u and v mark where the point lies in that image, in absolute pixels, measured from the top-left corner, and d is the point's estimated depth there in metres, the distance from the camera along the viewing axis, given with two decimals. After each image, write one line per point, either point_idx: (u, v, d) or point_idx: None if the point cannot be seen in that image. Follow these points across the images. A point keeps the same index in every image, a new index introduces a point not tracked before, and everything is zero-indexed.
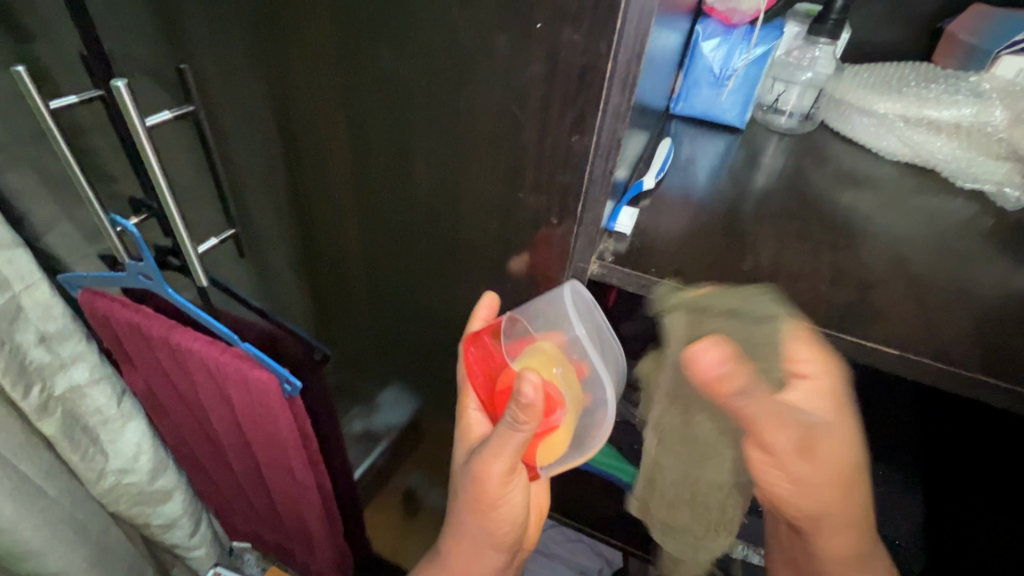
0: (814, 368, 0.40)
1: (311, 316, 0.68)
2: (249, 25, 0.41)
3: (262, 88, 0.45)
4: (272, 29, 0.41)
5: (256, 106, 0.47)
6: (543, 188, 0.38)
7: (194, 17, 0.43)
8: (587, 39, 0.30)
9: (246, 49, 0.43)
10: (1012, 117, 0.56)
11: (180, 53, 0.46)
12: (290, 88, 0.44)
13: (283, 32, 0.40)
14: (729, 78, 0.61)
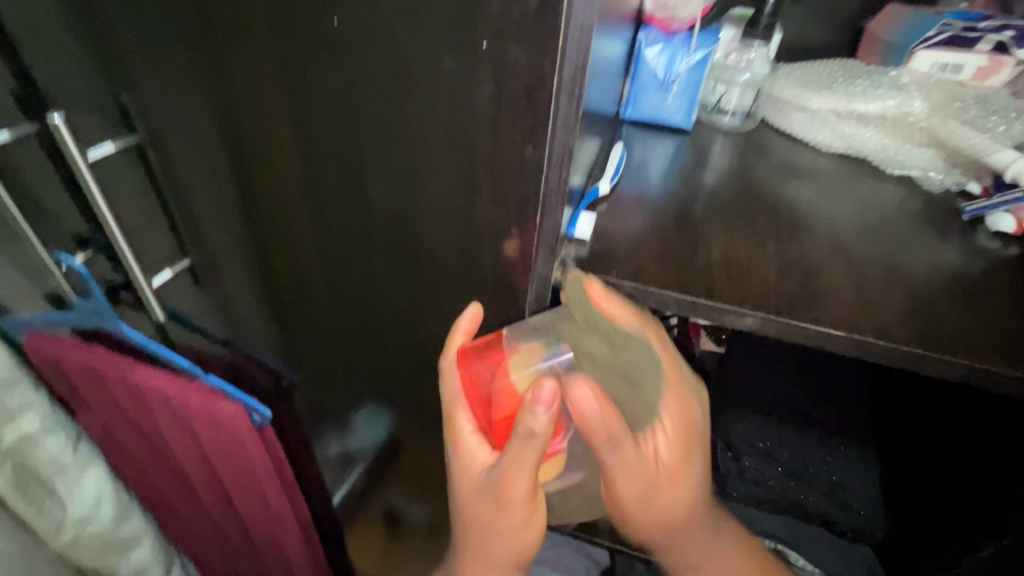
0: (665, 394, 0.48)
1: (276, 342, 0.66)
2: (189, 51, 0.41)
3: (209, 118, 0.45)
4: (217, 60, 0.41)
5: (204, 135, 0.46)
6: (501, 200, 0.39)
7: (133, 51, 0.42)
8: (531, 57, 0.32)
9: (190, 80, 0.43)
10: (930, 107, 0.60)
11: (117, 84, 0.45)
12: (237, 111, 0.43)
13: (226, 57, 0.40)
14: (673, 82, 0.64)
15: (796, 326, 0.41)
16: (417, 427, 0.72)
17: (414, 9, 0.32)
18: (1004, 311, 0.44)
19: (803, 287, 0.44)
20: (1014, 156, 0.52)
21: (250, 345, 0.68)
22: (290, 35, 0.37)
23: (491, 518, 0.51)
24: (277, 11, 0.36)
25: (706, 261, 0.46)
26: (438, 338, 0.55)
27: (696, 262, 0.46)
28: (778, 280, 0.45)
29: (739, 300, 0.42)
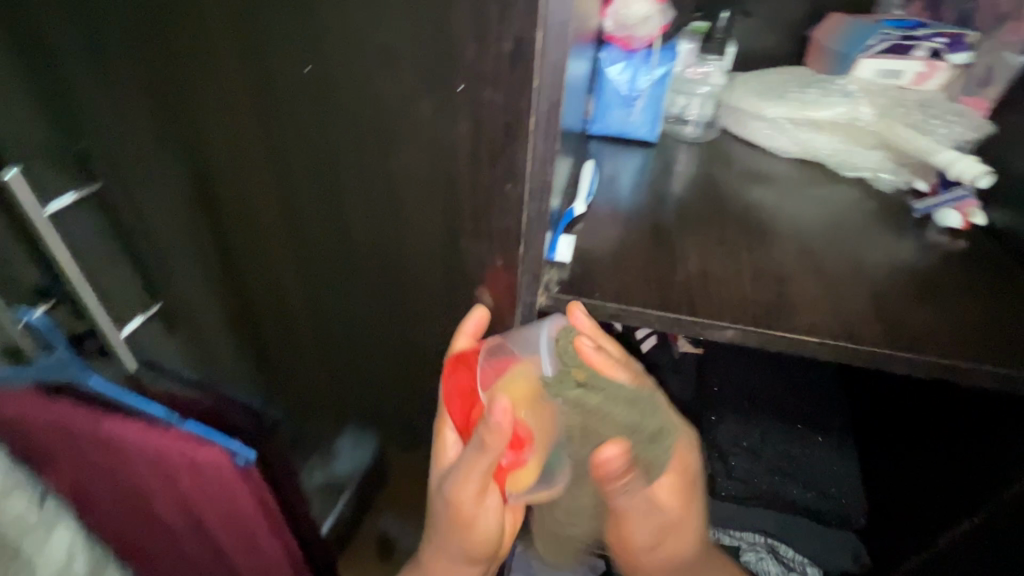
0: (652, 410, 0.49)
1: (257, 380, 0.65)
2: (150, 99, 0.40)
3: (176, 165, 0.44)
4: (182, 107, 0.40)
5: (171, 181, 0.45)
6: (483, 233, 0.39)
7: (93, 101, 0.41)
8: (507, 99, 0.32)
9: (156, 128, 0.42)
10: (877, 112, 0.64)
11: (75, 134, 0.43)
12: (203, 154, 0.42)
13: (190, 103, 0.39)
14: (636, 98, 0.66)
15: (774, 335, 0.43)
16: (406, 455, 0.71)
17: (388, 55, 0.32)
18: (959, 305, 0.47)
19: (777, 295, 0.46)
20: (956, 156, 0.56)
21: (229, 386, 0.66)
22: (259, 83, 0.37)
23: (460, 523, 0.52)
24: (245, 60, 0.36)
25: (684, 277, 0.47)
26: (424, 368, 0.55)
27: (674, 278, 0.47)
28: (753, 290, 0.46)
29: (719, 314, 0.43)
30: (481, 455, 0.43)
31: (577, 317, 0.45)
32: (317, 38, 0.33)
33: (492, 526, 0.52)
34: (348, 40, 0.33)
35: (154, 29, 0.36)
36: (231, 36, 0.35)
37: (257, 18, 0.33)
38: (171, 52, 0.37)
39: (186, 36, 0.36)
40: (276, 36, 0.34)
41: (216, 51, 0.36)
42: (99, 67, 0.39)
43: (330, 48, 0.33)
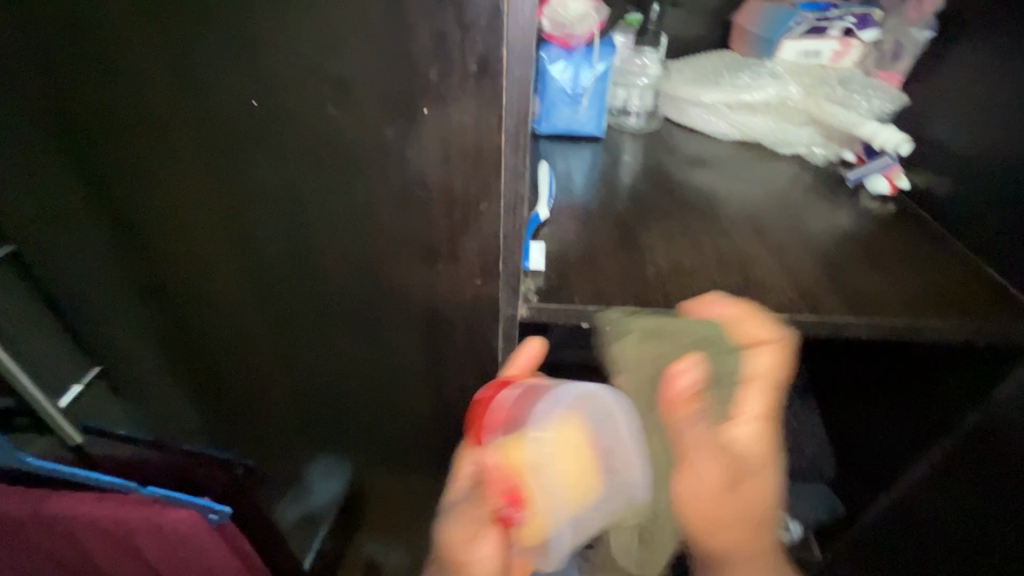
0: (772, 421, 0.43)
1: (227, 428, 0.61)
2: (77, 143, 0.38)
3: (120, 215, 0.42)
4: (123, 156, 0.38)
5: (115, 235, 0.43)
6: (460, 252, 0.39)
7: (20, 161, 0.39)
8: (475, 120, 0.31)
9: (95, 178, 0.40)
10: (804, 90, 0.67)
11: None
12: (140, 197, 0.40)
13: (123, 146, 0.38)
14: (581, 95, 0.67)
15: None
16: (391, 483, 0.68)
17: (342, 86, 0.31)
18: (903, 267, 0.50)
19: (743, 279, 0.48)
20: (877, 127, 0.60)
21: (195, 440, 0.63)
22: (205, 124, 0.35)
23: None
24: (189, 102, 0.34)
25: (655, 271, 0.48)
26: (409, 392, 0.54)
27: (647, 273, 0.48)
28: (719, 276, 0.48)
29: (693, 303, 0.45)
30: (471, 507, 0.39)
31: (559, 322, 0.45)
32: (263, 73, 0.32)
33: None
34: (299, 74, 0.31)
35: (87, 77, 0.35)
36: (173, 80, 0.34)
37: (198, 58, 0.32)
38: (108, 100, 0.35)
39: (123, 84, 0.34)
40: (221, 73, 0.33)
41: (156, 96, 0.35)
42: (28, 120, 0.37)
43: (280, 83, 0.32)
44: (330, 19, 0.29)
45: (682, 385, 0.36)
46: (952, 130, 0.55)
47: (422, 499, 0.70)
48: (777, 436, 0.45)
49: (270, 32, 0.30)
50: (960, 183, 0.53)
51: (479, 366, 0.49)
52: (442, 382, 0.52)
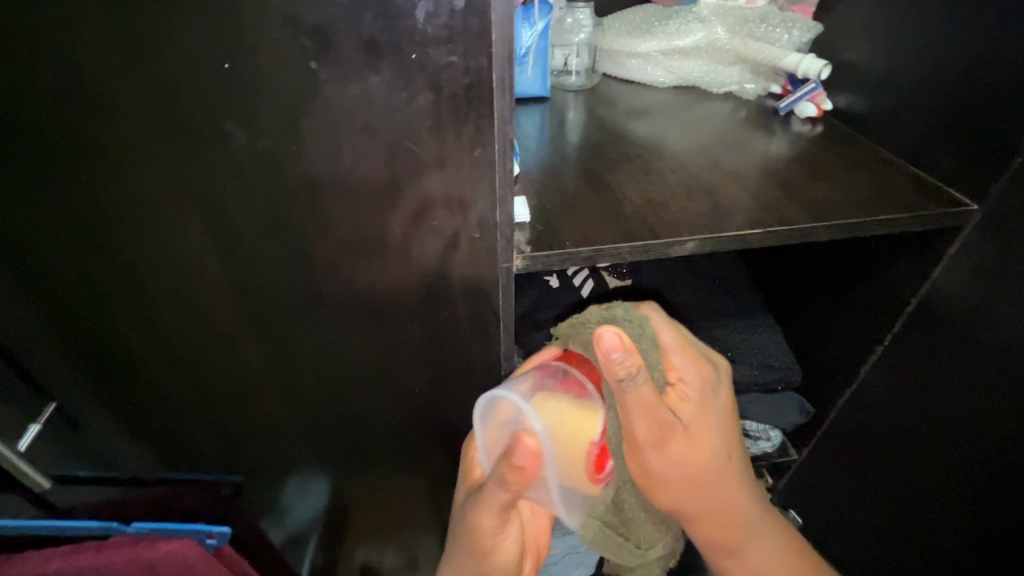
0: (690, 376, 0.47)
1: (211, 446, 0.58)
2: (23, 145, 0.35)
3: (68, 221, 0.38)
4: (70, 147, 0.35)
5: (70, 246, 0.40)
6: (455, 208, 0.39)
7: None
8: (465, 59, 0.32)
9: (37, 179, 0.36)
10: (729, 30, 0.71)
11: None
12: (101, 200, 0.37)
13: (78, 144, 0.35)
14: (526, 55, 0.68)
15: (728, 237, 0.47)
16: (390, 479, 0.66)
17: (324, 37, 0.31)
18: (844, 175, 0.55)
19: (712, 205, 0.51)
20: (800, 57, 0.65)
21: (178, 466, 0.59)
22: (165, 98, 0.33)
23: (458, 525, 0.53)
24: (147, 72, 0.32)
25: (632, 208, 0.50)
26: (405, 375, 0.53)
27: (625, 212, 0.50)
28: (690, 205, 0.51)
29: (674, 231, 0.47)
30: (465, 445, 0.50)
31: (555, 268, 0.46)
32: (235, 30, 0.31)
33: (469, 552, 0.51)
34: (276, 28, 0.30)
35: (19, 57, 0.31)
36: (124, 50, 0.31)
37: (158, 22, 0.30)
38: (46, 86, 0.32)
39: (66, 64, 0.32)
40: (184, 35, 0.31)
41: (105, 69, 0.32)
42: None
43: (257, 40, 0.31)
44: None
45: (602, 355, 0.39)
46: (863, 51, 0.61)
47: (423, 486, 0.68)
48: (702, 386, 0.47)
49: None
50: (876, 96, 0.59)
51: (480, 330, 0.49)
52: (438, 355, 0.51)
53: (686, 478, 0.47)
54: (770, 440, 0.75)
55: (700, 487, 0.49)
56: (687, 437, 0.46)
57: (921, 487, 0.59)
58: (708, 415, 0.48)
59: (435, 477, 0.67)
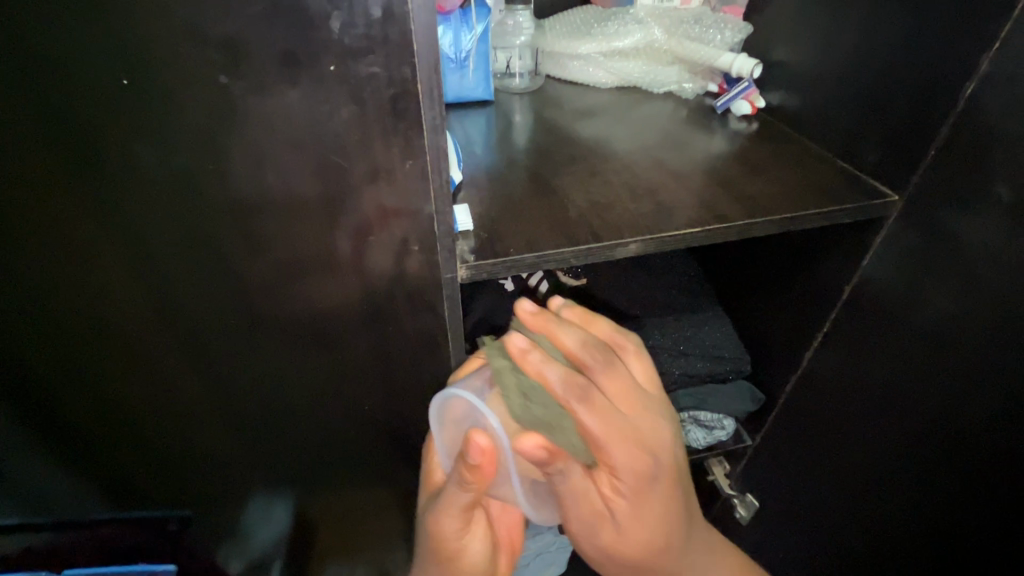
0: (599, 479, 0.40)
1: (147, 484, 0.54)
2: None
3: None
4: None
5: None
6: (391, 221, 0.38)
7: None
8: (388, 70, 0.31)
9: None
10: (666, 31, 0.73)
11: None
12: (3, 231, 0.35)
13: None
14: (466, 59, 0.67)
15: (670, 237, 0.48)
16: (350, 500, 0.64)
17: (234, 50, 0.29)
18: (779, 171, 0.57)
19: (655, 205, 0.52)
20: (733, 56, 0.67)
21: (114, 506, 0.56)
22: (61, 118, 0.31)
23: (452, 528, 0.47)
24: (43, 93, 0.30)
25: (576, 212, 0.51)
26: (355, 394, 0.51)
27: (570, 215, 0.50)
28: (633, 207, 0.52)
29: (619, 232, 0.48)
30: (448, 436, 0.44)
31: (500, 276, 0.45)
32: (134, 45, 0.29)
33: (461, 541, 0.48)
34: (182, 42, 0.29)
35: None
36: (10, 68, 0.29)
37: (48, 38, 0.28)
38: None
39: None
40: (76, 50, 0.29)
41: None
42: None
43: (160, 54, 0.29)
44: None
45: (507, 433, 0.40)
46: (793, 50, 0.63)
47: (386, 506, 0.66)
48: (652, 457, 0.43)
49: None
50: (806, 94, 0.61)
51: (430, 342, 0.48)
52: (388, 371, 0.49)
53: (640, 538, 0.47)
54: (724, 429, 0.76)
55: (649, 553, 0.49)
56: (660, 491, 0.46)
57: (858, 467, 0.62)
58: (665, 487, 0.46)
59: (398, 495, 0.65)
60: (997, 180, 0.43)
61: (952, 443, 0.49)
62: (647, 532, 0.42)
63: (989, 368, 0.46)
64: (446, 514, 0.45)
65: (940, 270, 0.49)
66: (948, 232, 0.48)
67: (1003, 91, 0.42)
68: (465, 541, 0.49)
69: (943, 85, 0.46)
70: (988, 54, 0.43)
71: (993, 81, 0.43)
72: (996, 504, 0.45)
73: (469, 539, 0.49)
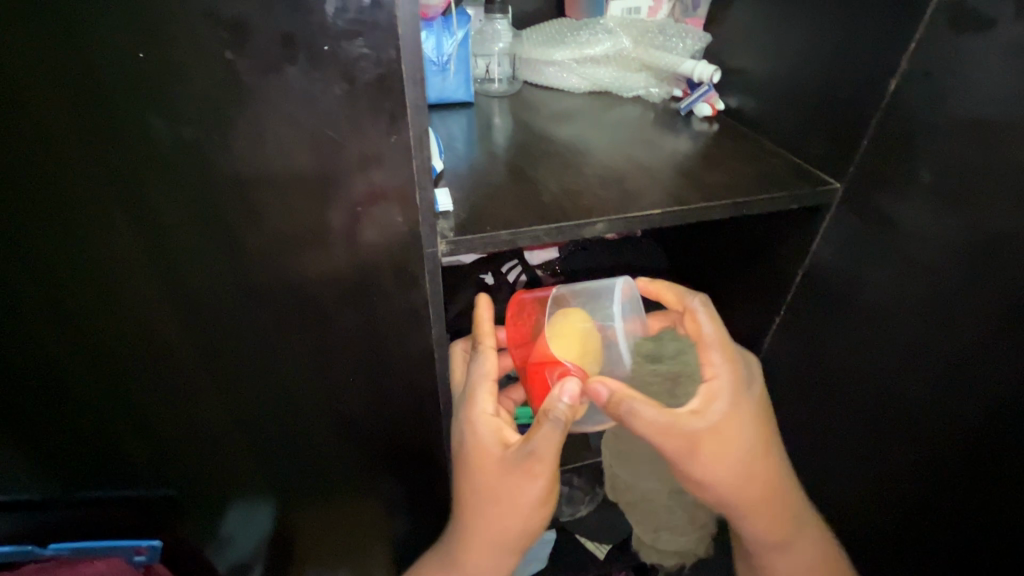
0: (712, 370, 0.52)
1: (138, 459, 0.56)
2: None
3: None
4: None
5: None
6: (377, 194, 0.41)
7: None
8: (376, 51, 0.35)
9: None
10: (634, 41, 0.79)
11: None
12: (16, 199, 0.37)
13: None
14: (448, 62, 0.71)
15: (633, 218, 0.52)
16: (337, 483, 0.65)
17: (238, 31, 0.33)
18: (735, 165, 0.62)
19: (619, 192, 0.56)
20: (693, 63, 0.73)
21: (100, 480, 0.57)
22: (77, 91, 0.34)
23: (510, 492, 0.50)
24: (63, 66, 0.33)
25: (549, 197, 0.55)
26: (344, 371, 0.53)
27: (543, 200, 0.54)
28: (602, 192, 0.56)
29: (587, 214, 0.52)
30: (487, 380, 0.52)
31: (477, 252, 0.49)
32: (148, 26, 0.32)
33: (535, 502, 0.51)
34: (192, 23, 0.32)
35: None
36: (32, 40, 0.32)
37: (71, 15, 0.31)
38: None
39: None
40: (95, 26, 0.32)
41: (19, 63, 0.33)
42: None
43: (171, 33, 0.32)
44: None
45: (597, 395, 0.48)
46: (748, 57, 0.69)
47: (369, 491, 0.68)
48: (734, 381, 0.52)
49: None
50: (759, 96, 0.67)
51: (413, 317, 0.50)
52: (374, 346, 0.52)
53: (761, 495, 0.56)
54: None
55: (768, 519, 0.58)
56: (721, 443, 0.51)
57: (829, 453, 0.65)
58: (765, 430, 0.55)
59: (380, 480, 0.66)
60: (920, 165, 0.49)
61: (909, 424, 0.53)
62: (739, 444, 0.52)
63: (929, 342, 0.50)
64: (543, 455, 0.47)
65: (880, 251, 0.54)
66: (883, 214, 0.53)
67: (920, 86, 0.48)
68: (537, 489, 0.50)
69: (871, 83, 0.52)
70: (905, 56, 0.49)
71: (911, 77, 0.48)
72: (954, 479, 0.49)
73: (538, 487, 0.50)
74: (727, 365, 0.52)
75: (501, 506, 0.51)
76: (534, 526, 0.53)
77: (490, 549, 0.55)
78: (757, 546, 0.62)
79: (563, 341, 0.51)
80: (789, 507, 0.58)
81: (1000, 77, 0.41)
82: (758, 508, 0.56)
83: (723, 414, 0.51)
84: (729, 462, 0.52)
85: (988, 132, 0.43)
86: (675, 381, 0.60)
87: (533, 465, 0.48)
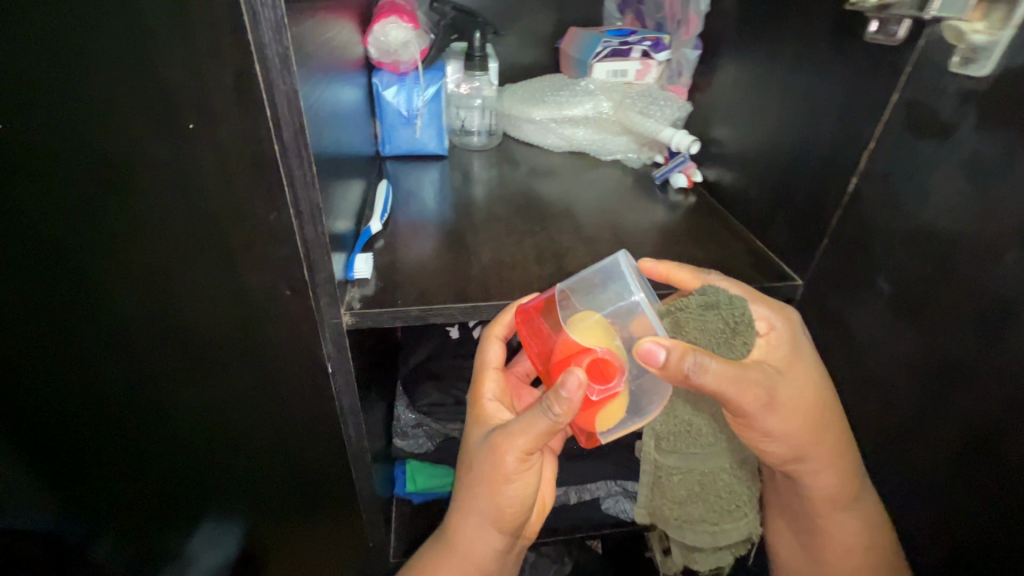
0: (763, 324, 0.45)
1: (40, 501, 0.55)
2: None
3: None
4: None
5: None
6: (264, 265, 0.39)
7: None
8: (244, 131, 0.33)
9: None
10: (615, 105, 0.76)
11: None
12: None
13: None
14: (416, 117, 0.70)
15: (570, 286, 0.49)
16: (255, 540, 0.62)
17: (106, 107, 0.32)
18: (694, 247, 0.58)
19: (556, 268, 0.53)
20: (673, 131, 0.69)
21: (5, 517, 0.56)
22: None
23: (478, 473, 0.47)
24: None
25: (478, 268, 0.53)
26: (254, 431, 0.51)
27: (470, 272, 0.52)
28: (535, 268, 0.53)
29: (510, 296, 0.49)
30: (490, 367, 0.55)
31: (384, 324, 0.47)
32: (18, 99, 0.32)
33: (507, 494, 0.46)
34: (61, 97, 0.32)
35: None
36: None
37: None
38: None
39: None
40: None
41: None
42: None
43: (37, 104, 0.32)
44: (75, 39, 0.30)
45: (652, 364, 0.37)
46: (726, 131, 0.65)
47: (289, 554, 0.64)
48: (790, 328, 0.45)
49: (16, 55, 0.31)
50: (735, 172, 0.63)
51: (317, 386, 0.48)
52: (278, 409, 0.50)
53: (830, 463, 0.45)
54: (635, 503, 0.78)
55: (834, 485, 0.45)
56: (792, 393, 0.42)
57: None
58: (829, 405, 0.44)
59: (299, 540, 0.63)
60: (878, 275, 0.43)
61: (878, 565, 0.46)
62: (808, 404, 0.43)
63: (896, 473, 0.44)
64: (512, 439, 0.44)
65: (839, 361, 0.48)
66: (842, 322, 0.47)
67: (880, 188, 0.43)
68: (508, 480, 0.45)
69: (835, 178, 0.48)
70: (865, 154, 0.44)
71: (872, 177, 0.44)
72: None
73: (509, 479, 0.45)
74: (777, 313, 0.45)
75: (471, 487, 0.48)
76: (507, 520, 0.48)
77: (461, 535, 0.50)
78: (822, 511, 0.48)
79: (593, 335, 0.42)
80: (862, 487, 0.45)
81: (957, 191, 0.36)
82: (830, 476, 0.45)
83: (781, 363, 0.43)
84: (798, 416, 0.42)
85: (949, 248, 0.37)
86: (734, 331, 0.42)
87: (497, 444, 0.45)
